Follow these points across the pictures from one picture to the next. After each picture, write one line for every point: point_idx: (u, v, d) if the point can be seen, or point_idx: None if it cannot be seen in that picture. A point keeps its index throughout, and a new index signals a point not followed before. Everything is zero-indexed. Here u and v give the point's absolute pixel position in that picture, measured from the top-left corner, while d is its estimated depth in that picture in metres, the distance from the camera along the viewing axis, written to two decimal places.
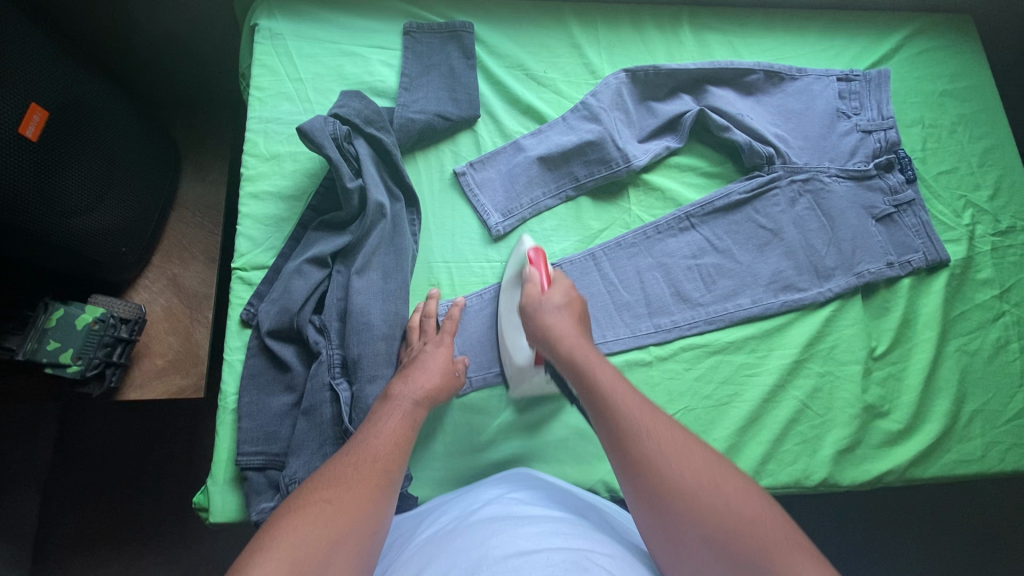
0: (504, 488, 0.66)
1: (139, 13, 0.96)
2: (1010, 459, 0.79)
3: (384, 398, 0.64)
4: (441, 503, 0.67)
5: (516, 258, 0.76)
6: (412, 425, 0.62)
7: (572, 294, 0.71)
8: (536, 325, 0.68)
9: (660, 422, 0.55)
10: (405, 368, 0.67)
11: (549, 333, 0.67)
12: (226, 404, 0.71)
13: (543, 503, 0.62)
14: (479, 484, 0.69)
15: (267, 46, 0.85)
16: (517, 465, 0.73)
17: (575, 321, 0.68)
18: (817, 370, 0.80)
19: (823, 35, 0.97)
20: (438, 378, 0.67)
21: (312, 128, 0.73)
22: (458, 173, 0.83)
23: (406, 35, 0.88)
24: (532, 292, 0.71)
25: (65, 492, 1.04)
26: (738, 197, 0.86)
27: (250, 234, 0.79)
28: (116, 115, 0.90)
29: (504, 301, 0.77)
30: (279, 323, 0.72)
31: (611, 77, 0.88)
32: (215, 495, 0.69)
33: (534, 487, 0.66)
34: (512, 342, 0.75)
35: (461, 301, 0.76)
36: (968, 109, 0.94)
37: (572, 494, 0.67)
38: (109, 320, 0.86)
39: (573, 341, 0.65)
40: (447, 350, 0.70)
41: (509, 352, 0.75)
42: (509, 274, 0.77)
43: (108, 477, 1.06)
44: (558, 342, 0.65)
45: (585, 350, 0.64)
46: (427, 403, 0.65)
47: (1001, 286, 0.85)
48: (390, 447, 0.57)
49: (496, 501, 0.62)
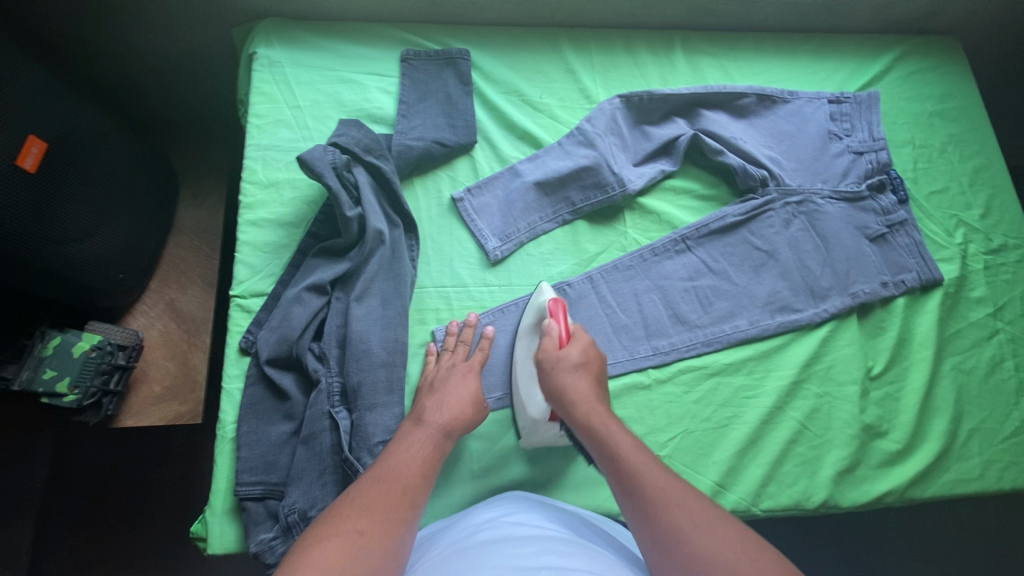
0: (502, 509, 0.66)
1: (139, 42, 0.97)
2: (1008, 478, 0.79)
3: (416, 422, 0.65)
4: (439, 528, 0.67)
5: (535, 308, 0.77)
6: (437, 454, 0.63)
7: (591, 351, 0.71)
8: (551, 384, 0.69)
9: (683, 492, 0.55)
10: (437, 392, 0.69)
11: (565, 395, 0.67)
12: (225, 433, 0.71)
13: (539, 522, 0.62)
14: (476, 506, 0.69)
15: (265, 74, 0.86)
16: (520, 490, 0.73)
17: (590, 383, 0.68)
18: (815, 391, 0.80)
19: (812, 58, 0.99)
20: (466, 406, 0.68)
21: (311, 157, 0.74)
22: (456, 199, 0.84)
23: (403, 61, 0.90)
24: (549, 347, 0.71)
25: (60, 520, 1.03)
26: (733, 219, 0.87)
27: (249, 261, 0.79)
28: (115, 143, 0.91)
29: (520, 348, 0.77)
30: (277, 351, 0.72)
31: (605, 103, 0.89)
32: (213, 526, 0.68)
33: (530, 508, 0.66)
34: (526, 392, 0.74)
35: (472, 318, 0.77)
36: (957, 129, 0.96)
37: (571, 514, 0.67)
38: (105, 348, 0.86)
39: (590, 405, 0.66)
40: (476, 377, 0.72)
41: (523, 402, 0.74)
42: (526, 322, 0.78)
43: (103, 503, 1.05)
44: (574, 403, 0.66)
45: (602, 415, 0.64)
46: (455, 429, 0.67)
47: (994, 304, 0.86)
48: (417, 473, 0.60)
49: (492, 523, 0.62)
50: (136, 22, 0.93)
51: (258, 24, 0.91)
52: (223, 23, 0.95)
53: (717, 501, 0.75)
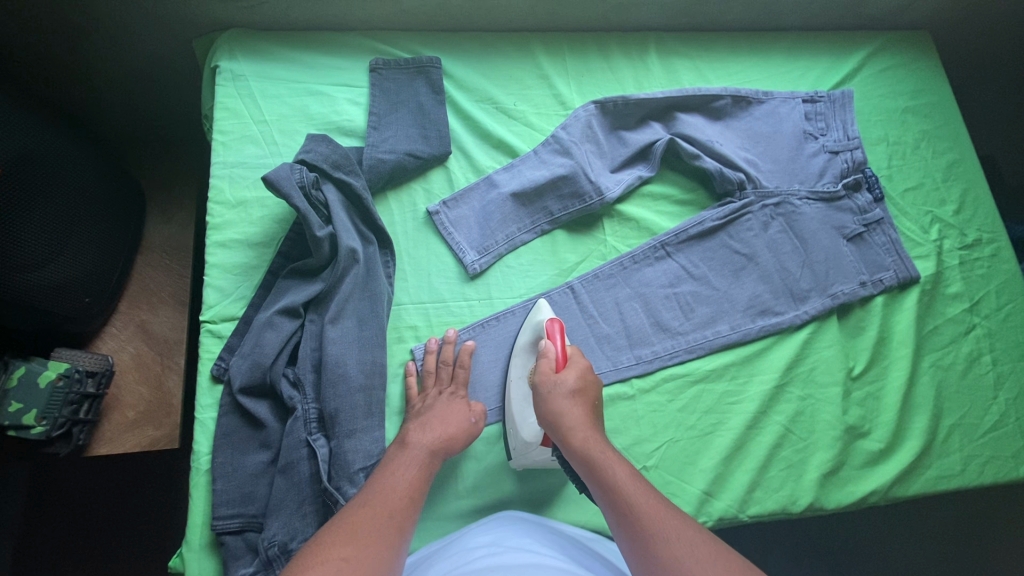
0: (496, 533, 0.64)
1: (96, 56, 0.93)
2: (988, 472, 0.80)
3: (400, 445, 0.65)
4: (431, 553, 0.65)
5: (532, 326, 0.77)
6: (424, 477, 0.62)
7: (588, 376, 0.70)
8: (546, 408, 0.67)
9: (686, 531, 0.56)
10: (423, 415, 0.68)
11: (561, 420, 0.65)
12: (199, 465, 0.68)
13: (534, 548, 0.61)
14: (469, 529, 0.67)
15: (228, 88, 0.83)
16: (513, 510, 0.72)
17: (586, 411, 0.66)
18: (798, 394, 0.80)
19: (787, 56, 0.99)
20: (452, 427, 0.68)
21: (277, 177, 0.72)
22: (432, 212, 0.82)
23: (372, 71, 0.87)
24: (546, 372, 0.70)
25: (39, 550, 0.99)
26: (712, 223, 0.86)
27: (218, 284, 0.76)
28: (75, 162, 0.87)
29: (516, 368, 0.77)
30: (250, 379, 0.70)
31: (580, 110, 0.88)
32: (191, 562, 0.66)
33: (525, 532, 0.65)
34: (519, 414, 0.73)
35: (451, 336, 0.75)
36: (930, 125, 0.96)
37: (567, 539, 0.66)
38: (74, 375, 0.84)
39: (585, 435, 0.64)
40: (462, 401, 0.72)
41: (515, 423, 0.73)
42: (522, 341, 0.78)
43: (85, 529, 1.01)
44: (570, 435, 0.64)
45: (600, 446, 0.63)
46: (442, 451, 0.66)
47: (970, 300, 0.87)
48: (404, 497, 0.59)
49: (486, 549, 0.60)
50: (91, 36, 0.90)
51: (219, 36, 0.88)
52: (185, 36, 0.92)
53: (705, 509, 0.75)
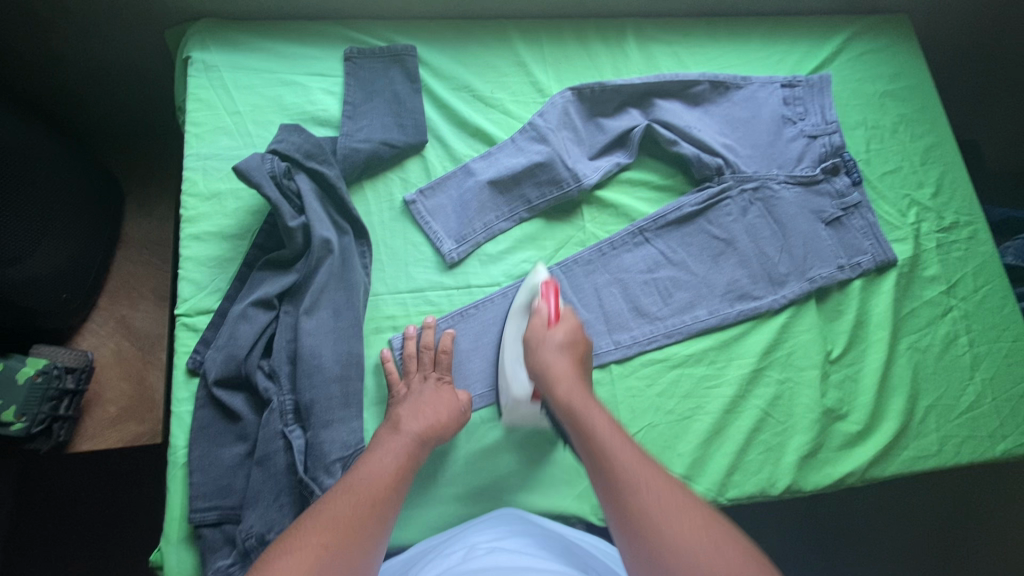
0: (494, 534, 0.64)
1: (66, 48, 0.92)
2: (964, 452, 0.81)
3: (391, 430, 0.65)
4: (426, 551, 0.65)
5: (527, 288, 0.78)
6: (410, 462, 0.62)
7: (577, 333, 0.73)
8: (535, 358, 0.71)
9: (652, 471, 0.56)
10: (412, 401, 0.69)
11: (548, 368, 0.70)
12: (176, 458, 0.68)
13: (531, 550, 0.60)
14: (468, 529, 0.67)
15: (201, 79, 0.82)
16: (510, 506, 0.72)
17: (572, 363, 0.70)
18: (776, 378, 0.81)
19: (765, 41, 0.98)
20: (443, 414, 0.68)
21: (247, 166, 0.71)
22: (408, 202, 0.82)
23: (347, 60, 0.86)
24: (538, 324, 0.74)
25: (30, 547, 0.99)
26: (690, 209, 0.86)
27: (193, 277, 0.76)
28: (50, 155, 0.86)
29: (509, 329, 0.78)
30: (225, 371, 0.69)
31: (557, 96, 0.87)
32: (169, 555, 0.66)
33: (522, 533, 0.64)
34: (511, 371, 0.74)
35: (431, 323, 0.75)
36: (909, 109, 0.96)
37: (562, 539, 0.65)
38: (53, 371, 0.83)
39: (568, 383, 0.68)
40: (451, 387, 0.72)
41: (507, 381, 0.74)
42: (518, 303, 0.78)
43: (75, 527, 1.00)
44: (553, 381, 0.69)
45: (581, 395, 0.67)
46: (431, 439, 0.66)
47: (947, 282, 0.88)
48: (390, 482, 0.58)
49: (484, 549, 0.60)
50: (60, 28, 0.88)
51: (191, 26, 0.86)
52: (156, 27, 0.91)
53: None
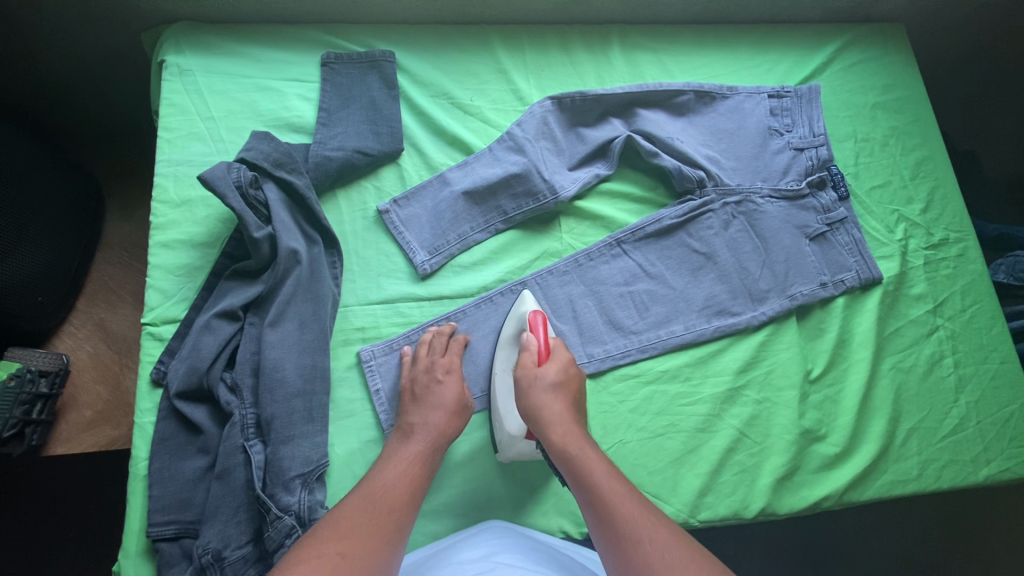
0: (485, 550, 0.61)
1: (44, 51, 0.91)
2: (945, 477, 0.79)
3: (403, 436, 0.65)
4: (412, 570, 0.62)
5: (516, 318, 0.77)
6: (425, 467, 0.62)
7: (568, 369, 0.70)
8: (527, 402, 0.67)
9: (653, 523, 0.55)
10: (422, 399, 0.68)
11: (541, 415, 0.66)
12: (137, 471, 0.67)
13: (527, 565, 0.58)
14: (458, 546, 0.64)
15: (175, 84, 0.81)
16: (497, 520, 0.70)
17: (566, 403, 0.67)
18: (753, 398, 0.79)
19: (754, 50, 0.96)
20: (451, 410, 0.68)
21: (212, 176, 0.70)
22: (381, 211, 0.80)
23: (324, 65, 0.85)
24: (527, 364, 0.70)
25: (11, 547, 0.99)
26: (670, 221, 0.84)
27: (160, 285, 0.75)
28: (24, 156, 0.85)
29: (499, 361, 0.76)
30: (187, 384, 0.68)
31: (537, 106, 0.86)
32: (127, 569, 0.65)
33: (514, 548, 0.62)
34: (503, 408, 0.73)
35: (451, 327, 0.76)
36: (900, 121, 0.94)
37: (553, 553, 0.63)
38: (26, 375, 0.82)
39: (564, 429, 0.65)
40: (457, 378, 0.71)
41: (499, 418, 0.72)
42: (505, 334, 0.78)
43: (56, 529, 1.00)
44: (546, 423, 0.65)
45: (579, 441, 0.63)
46: (444, 440, 0.66)
47: (934, 301, 0.86)
48: (405, 489, 0.59)
49: (478, 566, 0.57)
50: (36, 30, 0.87)
51: (167, 28, 0.85)
52: (133, 28, 0.90)
53: None
